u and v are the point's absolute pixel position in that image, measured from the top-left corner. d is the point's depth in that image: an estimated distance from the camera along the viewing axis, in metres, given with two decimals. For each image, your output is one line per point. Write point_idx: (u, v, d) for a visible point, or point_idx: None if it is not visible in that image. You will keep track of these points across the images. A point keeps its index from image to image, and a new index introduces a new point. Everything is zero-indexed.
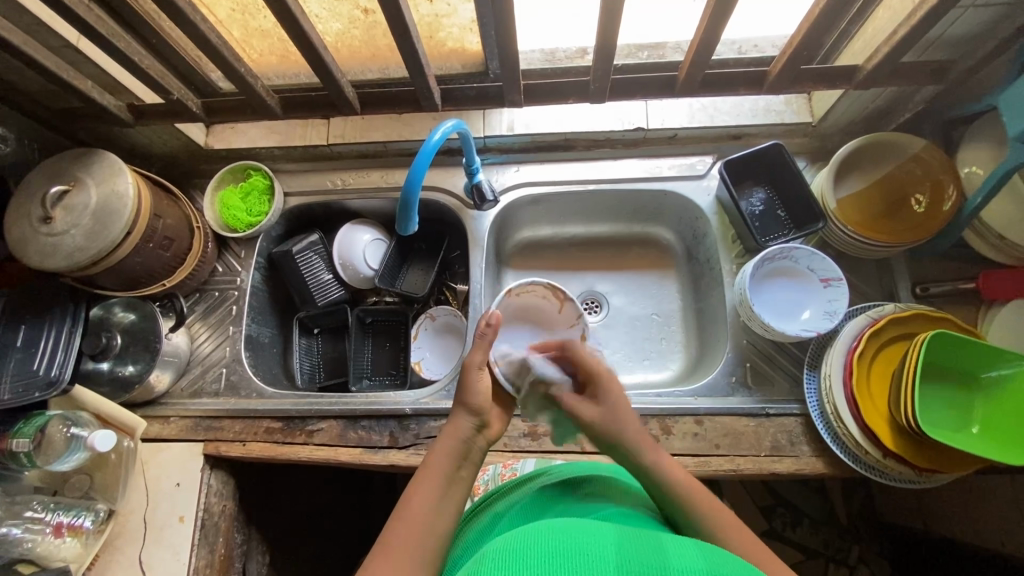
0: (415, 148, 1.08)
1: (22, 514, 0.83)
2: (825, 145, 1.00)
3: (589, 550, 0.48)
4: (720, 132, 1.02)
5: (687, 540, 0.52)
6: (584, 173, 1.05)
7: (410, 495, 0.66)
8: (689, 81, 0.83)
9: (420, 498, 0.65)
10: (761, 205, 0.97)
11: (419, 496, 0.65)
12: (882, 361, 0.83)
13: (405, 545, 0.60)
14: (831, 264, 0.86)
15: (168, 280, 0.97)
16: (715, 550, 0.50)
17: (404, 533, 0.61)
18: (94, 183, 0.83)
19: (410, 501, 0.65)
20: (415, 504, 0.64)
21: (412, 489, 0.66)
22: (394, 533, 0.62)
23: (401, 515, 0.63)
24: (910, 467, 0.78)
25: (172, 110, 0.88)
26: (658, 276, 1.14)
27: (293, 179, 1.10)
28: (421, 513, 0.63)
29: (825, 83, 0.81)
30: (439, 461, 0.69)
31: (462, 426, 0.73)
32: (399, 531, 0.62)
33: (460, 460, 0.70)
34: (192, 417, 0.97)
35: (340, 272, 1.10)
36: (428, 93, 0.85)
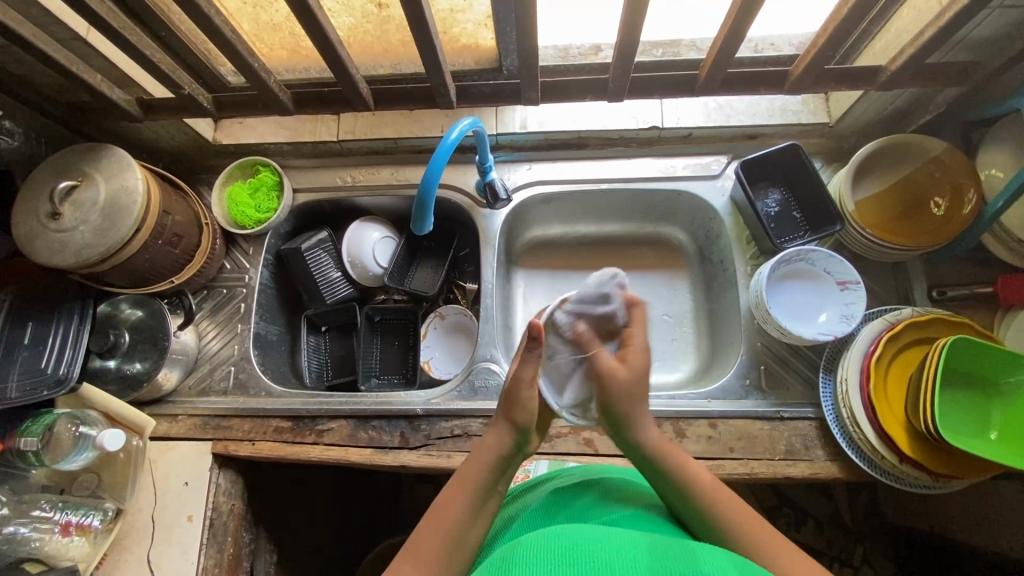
0: (426, 145, 1.07)
1: (30, 513, 0.82)
2: (841, 146, 0.99)
3: (619, 559, 0.48)
4: (735, 132, 1.01)
5: (720, 553, 0.50)
6: (596, 172, 1.04)
7: (440, 503, 0.64)
8: (709, 81, 0.81)
9: (451, 510, 0.62)
10: (777, 206, 0.96)
11: (451, 505, 0.63)
12: (899, 366, 0.82)
13: (429, 555, 0.59)
14: (849, 267, 0.85)
15: (176, 277, 0.96)
16: (747, 566, 0.49)
17: (430, 544, 0.60)
18: (103, 179, 0.82)
19: (441, 508, 0.63)
20: (446, 514, 0.62)
21: (444, 497, 0.64)
22: (421, 542, 0.60)
23: (430, 523, 0.62)
24: (927, 473, 0.77)
25: (182, 105, 0.86)
26: (669, 276, 1.13)
27: (302, 175, 1.08)
28: (451, 526, 0.61)
29: (847, 83, 0.80)
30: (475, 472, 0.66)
31: (500, 436, 0.69)
32: (426, 542, 0.60)
33: (497, 474, 0.67)
34: (200, 415, 0.96)
35: (349, 270, 1.08)
36: (443, 89, 0.84)
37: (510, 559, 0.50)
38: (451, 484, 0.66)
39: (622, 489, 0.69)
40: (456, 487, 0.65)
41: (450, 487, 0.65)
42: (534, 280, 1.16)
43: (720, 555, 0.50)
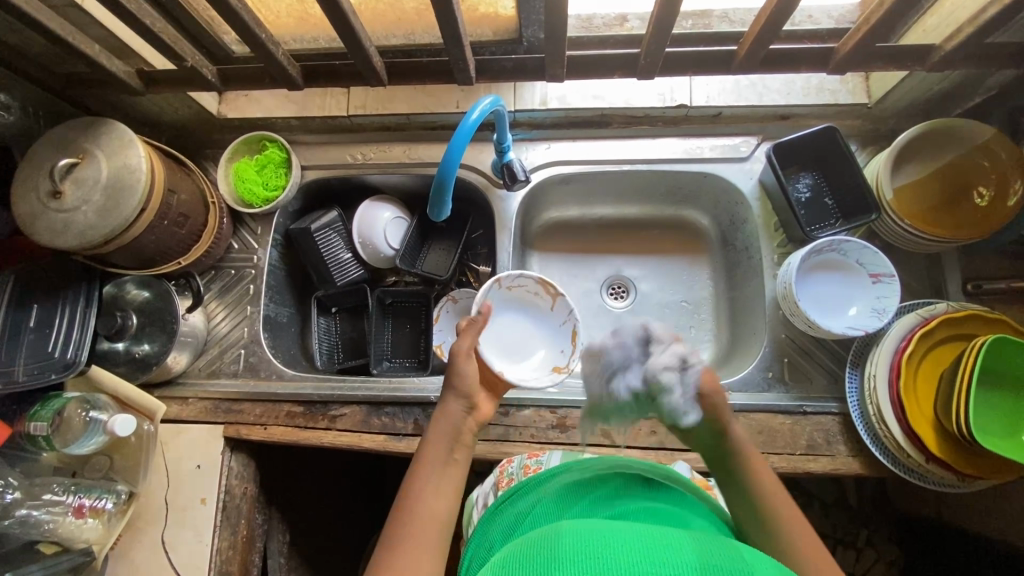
0: (440, 121, 1.02)
1: (42, 497, 0.82)
2: (880, 128, 0.94)
3: (665, 554, 0.47)
4: (767, 112, 0.95)
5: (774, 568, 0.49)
6: (618, 152, 0.99)
7: (412, 476, 0.63)
8: (748, 58, 0.75)
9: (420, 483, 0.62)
10: (807, 191, 0.92)
11: (421, 480, 0.63)
12: (931, 363, 0.79)
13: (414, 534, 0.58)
14: (884, 260, 0.82)
15: (183, 257, 0.93)
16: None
17: (409, 520, 0.59)
18: (104, 156, 0.78)
19: (413, 477, 0.63)
20: (415, 497, 0.61)
21: (411, 477, 0.63)
22: (402, 524, 0.59)
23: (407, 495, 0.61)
24: (954, 472, 0.76)
25: (185, 77, 0.81)
26: (689, 261, 1.10)
27: (311, 152, 1.04)
28: (428, 490, 0.62)
29: (895, 63, 0.75)
30: (440, 441, 0.67)
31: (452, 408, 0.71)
32: (403, 518, 0.59)
33: (455, 441, 0.68)
34: (211, 399, 0.94)
35: (360, 251, 1.06)
36: (462, 64, 0.77)
37: (550, 547, 0.49)
38: (418, 460, 0.65)
39: (639, 481, 0.67)
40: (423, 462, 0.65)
41: (420, 460, 0.65)
42: (548, 263, 1.13)
43: (767, 563, 0.50)
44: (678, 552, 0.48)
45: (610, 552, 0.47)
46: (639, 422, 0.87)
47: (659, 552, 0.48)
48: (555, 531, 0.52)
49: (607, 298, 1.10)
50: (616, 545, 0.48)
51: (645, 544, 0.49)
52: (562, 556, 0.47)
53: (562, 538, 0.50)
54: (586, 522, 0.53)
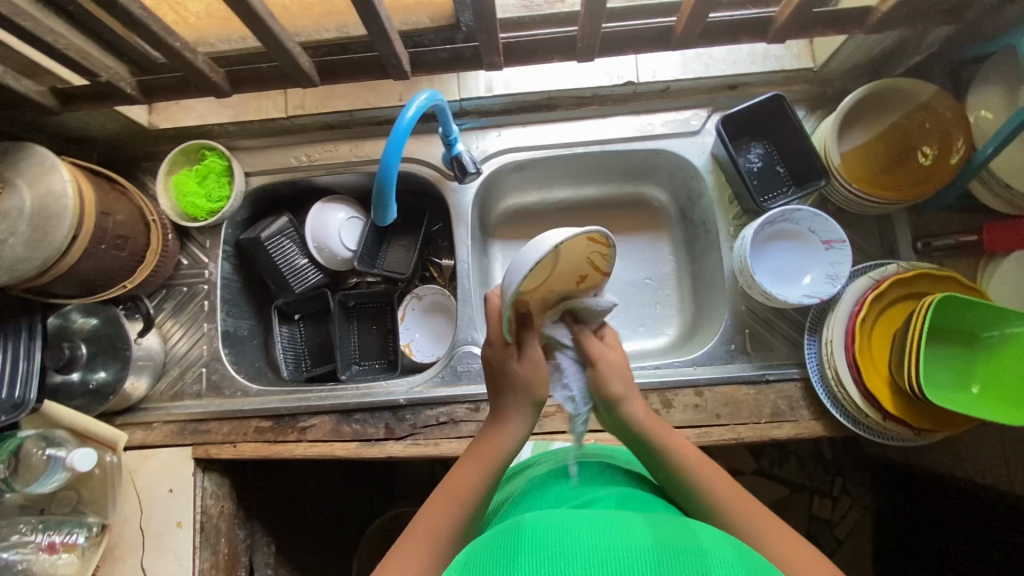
0: (384, 115, 0.98)
1: (9, 538, 0.80)
2: (826, 91, 0.93)
3: (620, 539, 0.48)
4: (715, 83, 0.94)
5: (731, 550, 0.49)
6: (570, 135, 0.98)
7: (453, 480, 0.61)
8: (688, 32, 0.72)
9: (466, 472, 0.62)
10: (759, 160, 0.92)
11: (467, 467, 0.62)
12: (884, 323, 0.81)
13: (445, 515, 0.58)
14: (834, 225, 0.82)
15: (129, 281, 0.89)
16: (752, 557, 0.49)
17: (445, 503, 0.59)
18: (26, 183, 0.74)
19: (456, 479, 0.61)
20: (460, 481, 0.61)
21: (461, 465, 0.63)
22: (439, 502, 0.59)
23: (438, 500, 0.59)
24: (910, 428, 0.78)
25: (103, 92, 0.76)
26: (650, 238, 1.10)
27: (253, 157, 1.00)
28: (461, 501, 0.59)
29: (834, 28, 0.74)
30: (496, 448, 0.63)
31: (517, 420, 0.65)
32: (444, 498, 0.59)
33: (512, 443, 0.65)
34: (176, 421, 0.93)
35: (316, 255, 1.03)
36: (394, 58, 0.73)
37: (508, 544, 0.49)
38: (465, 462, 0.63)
39: (606, 465, 0.68)
40: (473, 455, 0.63)
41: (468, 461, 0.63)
42: (511, 252, 1.12)
43: (721, 538, 0.51)
44: (634, 535, 0.49)
45: (570, 545, 0.47)
46: None
47: (614, 535, 0.48)
48: (516, 526, 0.52)
49: None
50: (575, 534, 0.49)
51: (601, 533, 0.49)
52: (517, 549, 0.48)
53: (522, 532, 0.50)
54: (544, 517, 0.53)
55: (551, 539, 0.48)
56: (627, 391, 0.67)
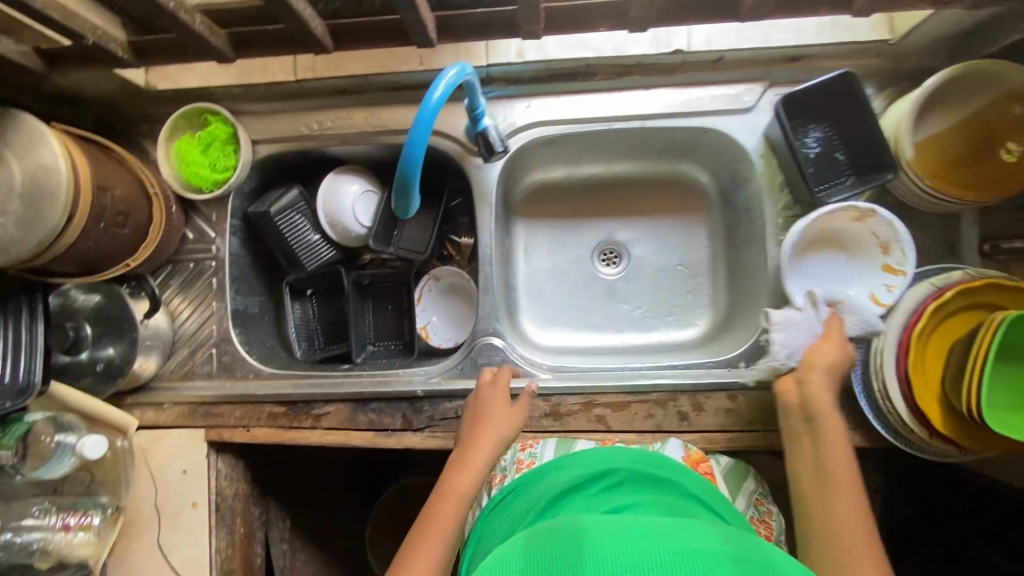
0: (402, 80, 0.89)
1: (22, 521, 0.80)
2: (900, 68, 0.82)
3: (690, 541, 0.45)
4: (775, 54, 0.83)
5: (796, 565, 0.48)
6: (608, 108, 0.88)
7: (440, 499, 0.68)
8: (762, 2, 0.62)
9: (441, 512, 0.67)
10: (817, 146, 0.82)
11: (441, 507, 0.67)
12: (942, 335, 0.75)
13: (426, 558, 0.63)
14: (885, 224, 0.79)
15: (132, 259, 0.84)
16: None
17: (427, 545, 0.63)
18: (15, 157, 0.68)
19: (429, 520, 0.66)
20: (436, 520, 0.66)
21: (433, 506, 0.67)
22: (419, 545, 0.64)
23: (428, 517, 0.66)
24: (957, 447, 0.74)
25: (91, 55, 0.68)
26: (685, 221, 1.02)
27: (260, 123, 0.92)
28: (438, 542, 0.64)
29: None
30: (474, 463, 0.71)
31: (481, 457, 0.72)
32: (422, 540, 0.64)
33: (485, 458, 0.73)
34: (187, 403, 0.90)
35: (328, 231, 0.97)
36: (418, 24, 0.64)
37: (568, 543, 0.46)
38: (445, 480, 0.70)
39: (638, 477, 0.65)
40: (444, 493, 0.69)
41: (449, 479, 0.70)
42: (535, 231, 1.05)
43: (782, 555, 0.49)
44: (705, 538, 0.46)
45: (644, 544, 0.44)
46: (636, 406, 0.84)
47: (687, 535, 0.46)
48: (568, 525, 0.49)
49: (599, 266, 1.04)
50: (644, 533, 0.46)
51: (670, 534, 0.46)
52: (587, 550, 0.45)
53: (582, 528, 0.48)
54: (595, 519, 0.49)
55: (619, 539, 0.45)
56: (819, 372, 0.75)
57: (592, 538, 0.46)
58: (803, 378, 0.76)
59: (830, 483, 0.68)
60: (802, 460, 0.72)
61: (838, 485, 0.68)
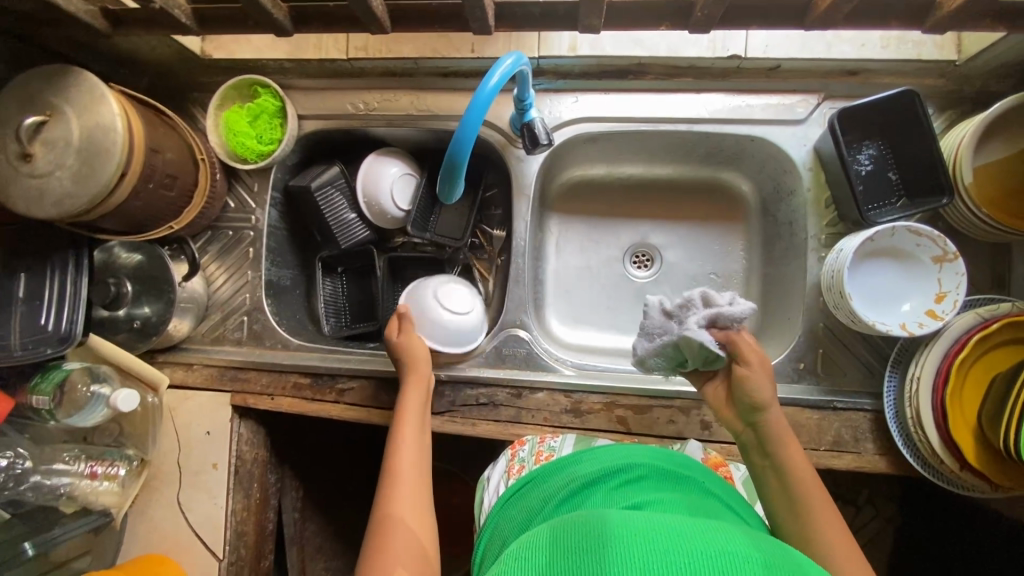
0: (453, 67, 0.89)
1: (53, 465, 0.82)
2: (963, 89, 0.80)
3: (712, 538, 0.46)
4: (835, 67, 0.81)
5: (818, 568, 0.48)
6: (656, 109, 0.87)
7: (392, 483, 0.71)
8: (832, 12, 0.60)
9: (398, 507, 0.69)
10: (870, 163, 0.80)
11: (396, 497, 0.70)
12: (983, 367, 0.73)
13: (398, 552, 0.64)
14: (947, 241, 0.72)
15: (175, 222, 0.86)
16: None
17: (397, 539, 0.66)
18: (74, 113, 0.70)
19: (385, 519, 0.68)
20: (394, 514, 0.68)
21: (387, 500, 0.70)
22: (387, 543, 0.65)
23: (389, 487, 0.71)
24: (988, 482, 0.72)
25: (158, 20, 0.69)
26: (723, 230, 1.01)
27: (308, 99, 0.93)
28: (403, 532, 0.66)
29: (1011, 22, 0.61)
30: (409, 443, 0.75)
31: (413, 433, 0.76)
32: (387, 537, 0.66)
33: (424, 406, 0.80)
34: (216, 366, 0.92)
35: (366, 211, 0.98)
36: (479, 11, 0.64)
37: (593, 534, 0.47)
38: (393, 457, 0.74)
39: (657, 479, 0.65)
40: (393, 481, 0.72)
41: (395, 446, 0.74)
42: (568, 227, 1.05)
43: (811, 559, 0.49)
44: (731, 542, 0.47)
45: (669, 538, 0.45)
46: (658, 411, 0.83)
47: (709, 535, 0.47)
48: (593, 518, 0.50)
49: (630, 268, 1.03)
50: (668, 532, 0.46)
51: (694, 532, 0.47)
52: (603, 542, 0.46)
53: (605, 524, 0.48)
54: (621, 514, 0.50)
55: (643, 534, 0.46)
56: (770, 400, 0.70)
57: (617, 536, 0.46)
58: (756, 418, 0.71)
59: (804, 504, 0.64)
60: (773, 487, 0.67)
61: (815, 505, 0.63)
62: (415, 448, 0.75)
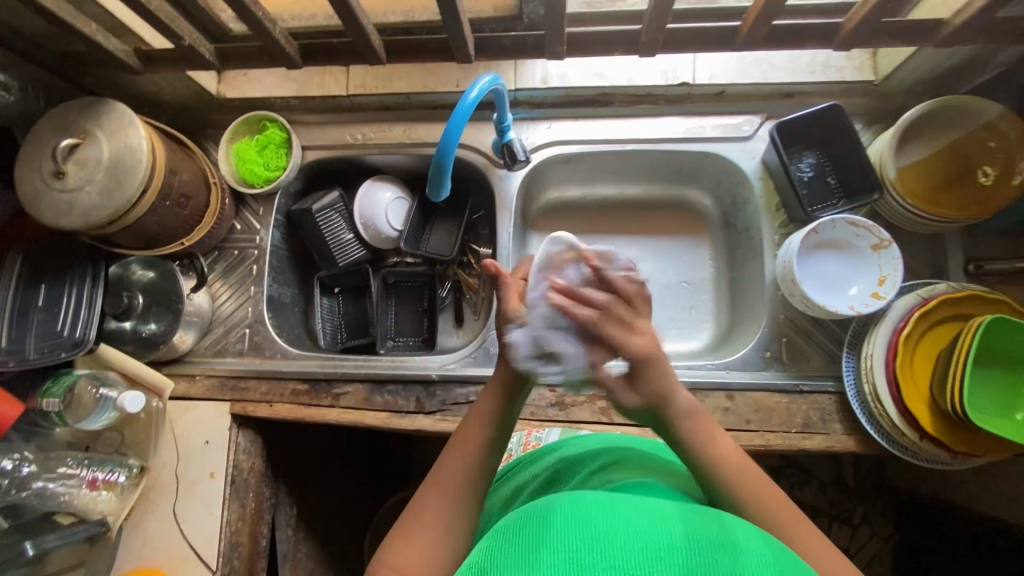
0: (440, 100, 1.01)
1: (56, 470, 0.85)
2: (886, 105, 0.92)
3: (651, 526, 0.46)
4: (772, 90, 0.94)
5: (758, 537, 0.48)
6: (621, 131, 0.98)
7: (456, 446, 0.63)
8: (752, 34, 0.73)
9: (458, 464, 0.62)
10: (810, 170, 0.91)
11: (462, 455, 0.62)
12: (928, 342, 0.80)
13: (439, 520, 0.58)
14: (879, 229, 0.81)
15: (186, 239, 0.94)
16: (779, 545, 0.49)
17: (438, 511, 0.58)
18: (105, 136, 0.79)
19: (439, 484, 0.60)
20: (454, 472, 0.61)
21: (450, 457, 0.62)
22: (426, 511, 0.59)
23: (459, 447, 0.63)
24: (946, 450, 0.76)
25: (185, 57, 0.80)
26: (691, 242, 1.10)
27: (311, 132, 1.04)
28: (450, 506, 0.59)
29: (902, 39, 0.73)
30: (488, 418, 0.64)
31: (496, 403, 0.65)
32: (434, 500, 0.59)
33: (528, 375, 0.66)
34: (217, 376, 0.96)
35: (361, 231, 1.06)
36: (461, 41, 0.75)
37: (537, 527, 0.47)
38: (466, 421, 0.65)
39: (634, 454, 0.69)
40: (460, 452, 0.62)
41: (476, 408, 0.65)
42: None
43: (751, 529, 0.49)
44: (670, 526, 0.47)
45: (608, 528, 0.46)
46: None
47: (650, 523, 0.47)
48: (539, 512, 0.50)
49: None
50: (596, 518, 0.47)
51: (634, 516, 0.47)
52: (528, 539, 0.46)
53: (549, 513, 0.49)
54: (568, 500, 0.50)
55: (583, 523, 0.46)
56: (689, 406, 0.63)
57: (557, 525, 0.46)
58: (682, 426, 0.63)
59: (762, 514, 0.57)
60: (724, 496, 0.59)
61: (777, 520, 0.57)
62: (487, 427, 0.64)
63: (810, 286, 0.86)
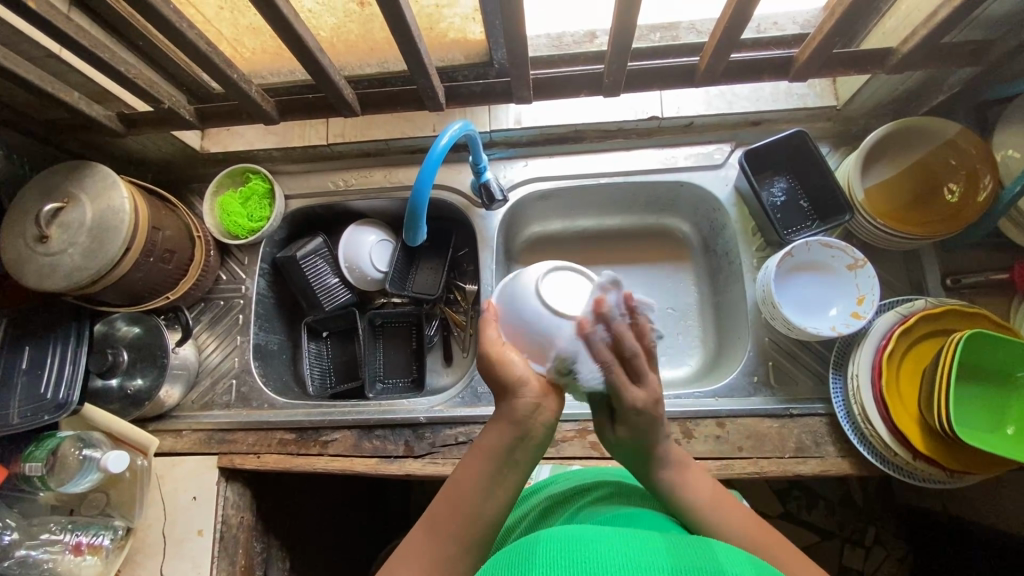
0: (417, 145, 1.04)
1: (39, 536, 0.84)
2: (850, 129, 0.95)
3: (632, 556, 0.46)
4: (739, 119, 0.97)
5: (746, 565, 0.47)
6: (595, 165, 1.01)
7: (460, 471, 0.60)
8: (710, 69, 0.76)
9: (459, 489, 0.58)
10: (782, 195, 0.93)
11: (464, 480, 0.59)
12: (912, 360, 0.80)
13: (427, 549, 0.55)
14: (852, 249, 0.82)
15: (171, 293, 0.95)
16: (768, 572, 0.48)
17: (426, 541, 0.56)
18: (88, 199, 0.80)
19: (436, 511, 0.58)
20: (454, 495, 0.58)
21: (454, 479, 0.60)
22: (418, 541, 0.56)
23: (460, 472, 0.60)
24: (940, 468, 0.75)
25: (165, 118, 0.83)
26: (674, 268, 1.11)
27: (294, 181, 1.06)
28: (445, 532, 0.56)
29: (855, 68, 0.76)
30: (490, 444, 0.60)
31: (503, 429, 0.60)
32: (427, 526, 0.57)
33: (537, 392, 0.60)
34: (204, 430, 0.96)
35: (347, 275, 1.07)
36: (431, 91, 0.79)
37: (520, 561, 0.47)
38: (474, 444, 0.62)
39: (623, 488, 0.68)
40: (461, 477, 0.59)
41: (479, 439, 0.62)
42: None
43: (739, 557, 0.48)
44: (652, 557, 0.46)
45: (589, 557, 0.45)
46: None
47: (633, 552, 0.46)
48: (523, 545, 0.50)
49: None
50: (579, 548, 0.47)
51: (615, 548, 0.47)
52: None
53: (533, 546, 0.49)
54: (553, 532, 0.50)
55: (564, 555, 0.46)
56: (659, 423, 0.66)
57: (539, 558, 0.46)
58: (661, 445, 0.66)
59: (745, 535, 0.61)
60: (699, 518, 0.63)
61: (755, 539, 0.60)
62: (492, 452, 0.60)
63: (790, 307, 0.87)
